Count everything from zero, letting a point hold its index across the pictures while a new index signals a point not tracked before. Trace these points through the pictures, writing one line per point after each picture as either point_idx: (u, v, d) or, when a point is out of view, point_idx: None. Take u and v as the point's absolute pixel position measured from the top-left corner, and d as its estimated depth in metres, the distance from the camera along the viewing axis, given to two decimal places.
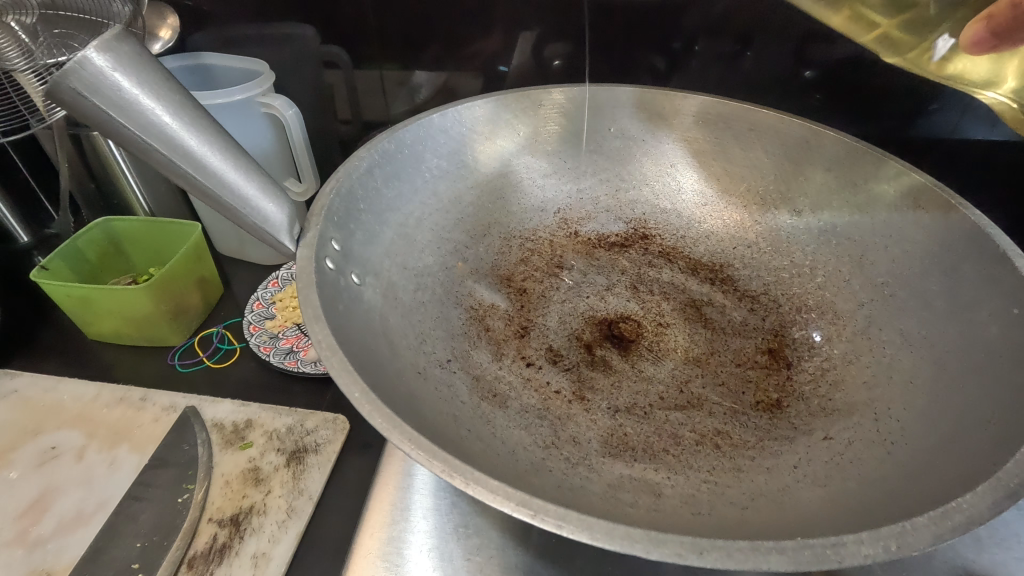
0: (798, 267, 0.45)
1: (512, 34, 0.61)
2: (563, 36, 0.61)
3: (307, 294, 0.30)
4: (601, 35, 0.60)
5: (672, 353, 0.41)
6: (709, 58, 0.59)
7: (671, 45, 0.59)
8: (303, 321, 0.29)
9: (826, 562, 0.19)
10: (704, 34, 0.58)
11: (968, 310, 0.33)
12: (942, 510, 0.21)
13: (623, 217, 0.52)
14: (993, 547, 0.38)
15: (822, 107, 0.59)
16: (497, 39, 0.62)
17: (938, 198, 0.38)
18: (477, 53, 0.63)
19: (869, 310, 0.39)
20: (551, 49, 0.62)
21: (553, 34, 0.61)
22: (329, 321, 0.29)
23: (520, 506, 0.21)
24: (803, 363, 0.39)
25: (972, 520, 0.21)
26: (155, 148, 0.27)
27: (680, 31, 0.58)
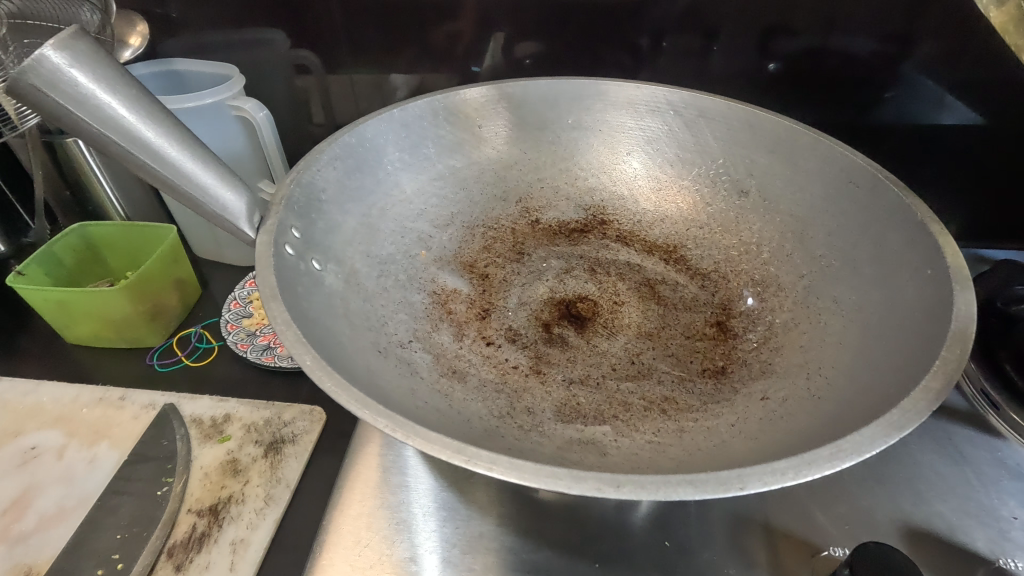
0: (746, 244, 0.47)
1: (480, 34, 0.63)
2: (532, 35, 0.63)
3: (265, 276, 0.32)
4: (568, 32, 0.62)
5: (626, 329, 0.43)
6: (673, 53, 0.61)
7: (634, 41, 0.61)
8: (260, 299, 0.31)
9: (728, 486, 0.22)
10: (668, 30, 0.60)
11: (892, 275, 0.36)
12: (837, 446, 0.24)
13: (583, 204, 0.54)
14: (930, 502, 0.41)
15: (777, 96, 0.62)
16: (464, 38, 0.64)
17: (867, 173, 0.41)
18: (446, 52, 0.65)
19: (807, 281, 0.42)
20: (519, 47, 0.64)
21: (520, 33, 0.63)
22: (285, 300, 0.32)
23: (454, 454, 0.24)
24: (747, 333, 0.41)
25: (853, 451, 0.24)
26: (114, 141, 0.29)
27: (642, 27, 0.60)
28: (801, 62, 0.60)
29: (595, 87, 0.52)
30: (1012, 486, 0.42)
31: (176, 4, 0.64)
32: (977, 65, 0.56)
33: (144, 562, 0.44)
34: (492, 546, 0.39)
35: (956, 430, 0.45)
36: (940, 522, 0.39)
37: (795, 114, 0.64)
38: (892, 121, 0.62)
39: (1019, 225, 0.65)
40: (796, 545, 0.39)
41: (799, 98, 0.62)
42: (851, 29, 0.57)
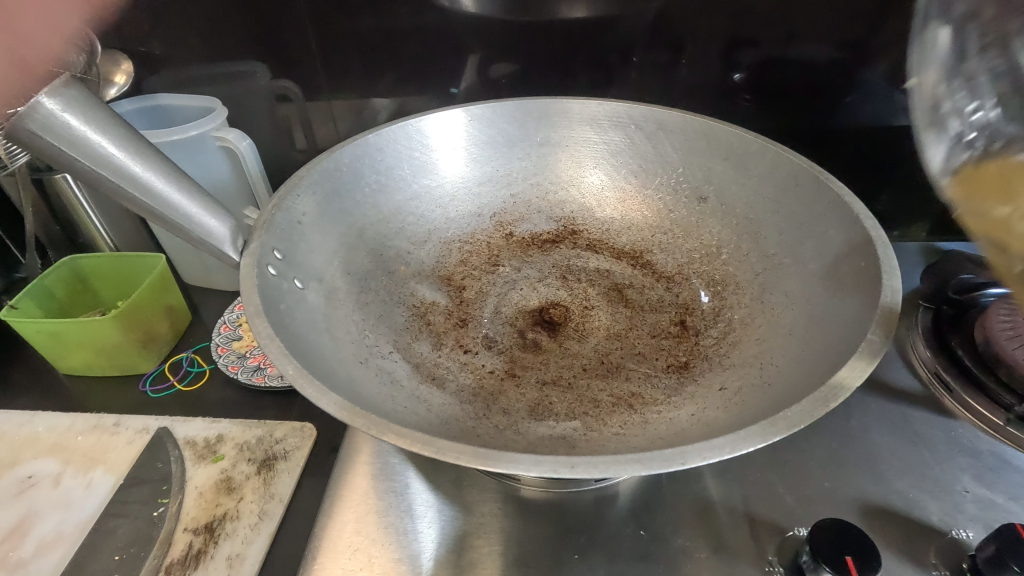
0: (707, 247, 0.50)
1: (457, 58, 0.67)
2: (506, 57, 0.66)
3: (250, 294, 0.35)
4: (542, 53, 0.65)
5: (596, 331, 0.46)
6: (642, 70, 0.65)
7: (602, 59, 0.65)
8: (246, 316, 0.33)
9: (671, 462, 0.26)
10: (636, 47, 0.64)
11: (834, 269, 0.39)
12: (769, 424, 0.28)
13: (554, 216, 0.56)
14: (889, 481, 0.43)
15: (750, 109, 0.66)
16: (443, 64, 0.67)
17: (811, 176, 0.44)
18: (426, 77, 0.68)
19: (762, 278, 0.44)
20: (494, 69, 0.67)
21: (495, 56, 0.66)
22: (270, 316, 0.34)
23: (426, 446, 0.27)
24: (708, 330, 0.44)
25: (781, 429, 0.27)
26: (103, 175, 0.32)
27: (612, 46, 0.64)
28: (760, 73, 0.64)
29: (559, 106, 0.55)
30: (965, 461, 0.44)
31: (161, 41, 0.67)
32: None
33: None
34: (478, 543, 0.42)
35: (913, 411, 0.48)
36: (899, 499, 0.42)
37: (757, 122, 0.67)
38: (848, 124, 0.66)
39: None
40: (766, 528, 0.41)
41: (758, 106, 0.66)
42: (804, 42, 0.61)
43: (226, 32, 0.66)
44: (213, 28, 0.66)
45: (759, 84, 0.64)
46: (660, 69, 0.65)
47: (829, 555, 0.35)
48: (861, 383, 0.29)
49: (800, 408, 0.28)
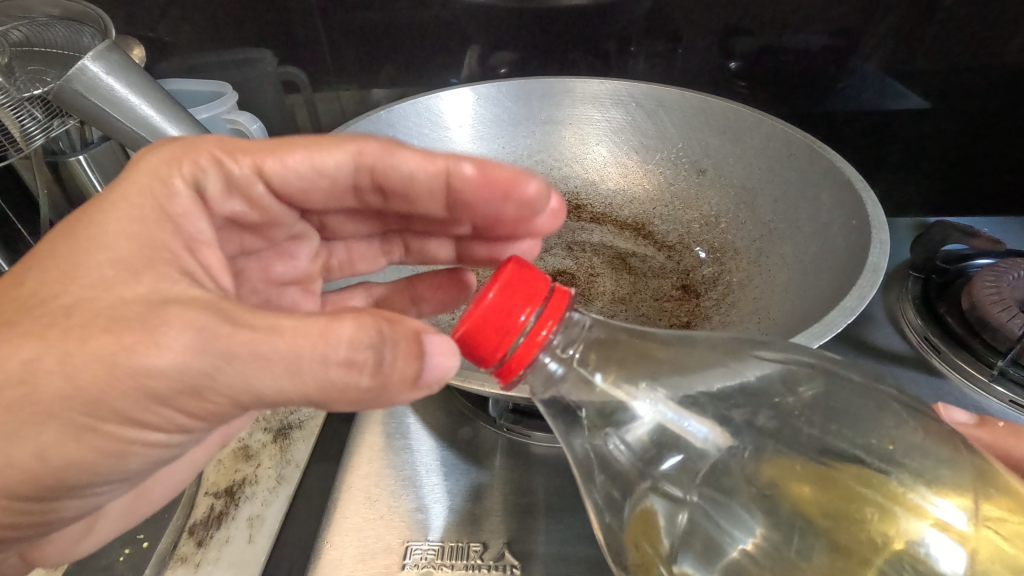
0: (706, 218, 0.52)
1: (458, 47, 0.69)
2: (506, 45, 0.68)
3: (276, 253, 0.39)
4: (543, 41, 0.67)
5: (602, 295, 0.48)
6: (641, 57, 0.67)
7: (601, 47, 0.67)
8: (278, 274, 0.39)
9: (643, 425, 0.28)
10: (634, 36, 0.66)
11: (826, 229, 0.41)
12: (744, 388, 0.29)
13: (558, 192, 0.59)
14: None
15: (744, 95, 0.68)
16: (444, 54, 0.69)
17: (805, 146, 0.46)
18: (428, 66, 0.70)
19: (758, 244, 0.47)
20: (495, 58, 0.69)
21: (495, 46, 0.68)
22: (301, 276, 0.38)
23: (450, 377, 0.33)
24: (708, 293, 0.46)
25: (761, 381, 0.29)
26: (141, 136, 0.34)
27: (610, 34, 0.66)
28: (755, 59, 0.66)
29: (563, 86, 0.58)
30: None
31: (169, 27, 0.68)
32: (914, 53, 0.63)
33: (166, 541, 0.42)
34: (491, 495, 0.44)
35: (902, 372, 0.51)
36: None
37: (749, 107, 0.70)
38: (840, 108, 0.68)
39: (950, 193, 0.72)
40: None
41: (751, 92, 0.68)
42: (797, 29, 0.63)
43: (235, 20, 0.68)
44: (223, 15, 0.68)
45: (752, 71, 0.67)
46: (656, 57, 0.67)
47: None
48: (845, 323, 0.31)
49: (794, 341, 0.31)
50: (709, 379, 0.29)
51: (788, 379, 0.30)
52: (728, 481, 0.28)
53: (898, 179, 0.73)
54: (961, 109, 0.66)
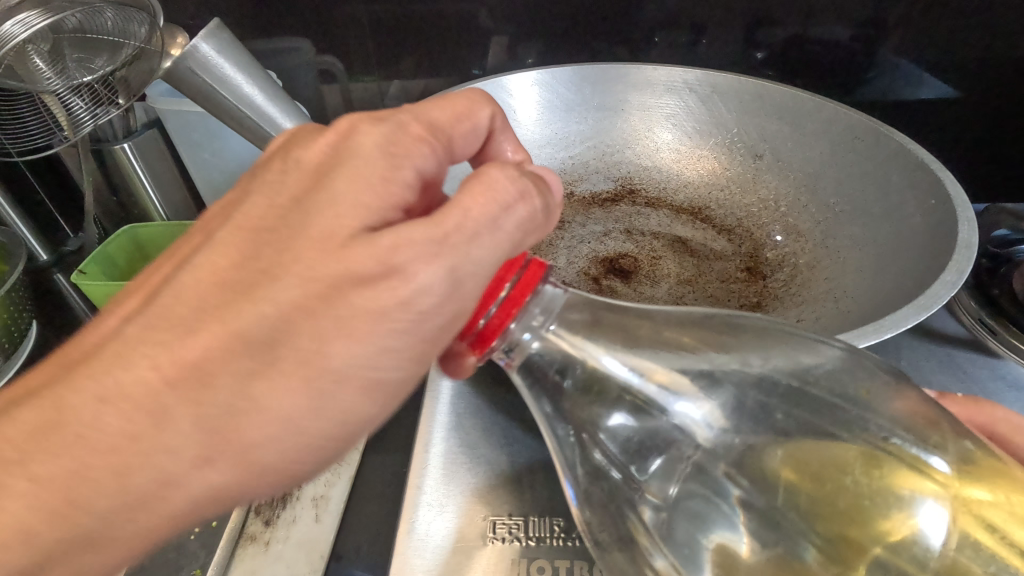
0: (765, 201, 0.53)
1: (487, 39, 0.69)
2: (535, 36, 0.68)
3: None
4: (576, 30, 0.67)
5: (667, 278, 0.49)
6: (666, 47, 0.67)
7: (629, 37, 0.68)
8: None
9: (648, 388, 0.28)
10: (660, 27, 0.66)
11: (902, 209, 0.42)
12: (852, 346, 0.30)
13: (611, 176, 0.59)
14: None
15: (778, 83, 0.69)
16: (473, 45, 0.69)
17: (871, 127, 0.47)
18: (458, 57, 0.71)
19: (824, 225, 0.47)
20: (524, 48, 0.69)
21: (526, 36, 0.68)
22: None
23: None
24: (775, 274, 0.47)
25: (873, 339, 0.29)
26: (245, 112, 0.34)
27: (643, 23, 0.66)
28: (785, 51, 0.66)
29: (617, 71, 0.58)
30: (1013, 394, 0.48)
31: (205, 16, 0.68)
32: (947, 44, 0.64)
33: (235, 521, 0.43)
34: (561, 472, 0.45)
35: (960, 352, 0.52)
36: None
37: None
38: (869, 99, 0.69)
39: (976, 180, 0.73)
40: None
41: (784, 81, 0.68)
42: (824, 22, 0.63)
43: (273, 10, 0.68)
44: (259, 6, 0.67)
45: (784, 59, 0.67)
46: (685, 48, 0.68)
47: None
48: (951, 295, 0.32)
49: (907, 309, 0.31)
50: (801, 342, 0.30)
51: (855, 370, 0.30)
52: (756, 458, 0.28)
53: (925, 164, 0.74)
54: (992, 98, 0.66)
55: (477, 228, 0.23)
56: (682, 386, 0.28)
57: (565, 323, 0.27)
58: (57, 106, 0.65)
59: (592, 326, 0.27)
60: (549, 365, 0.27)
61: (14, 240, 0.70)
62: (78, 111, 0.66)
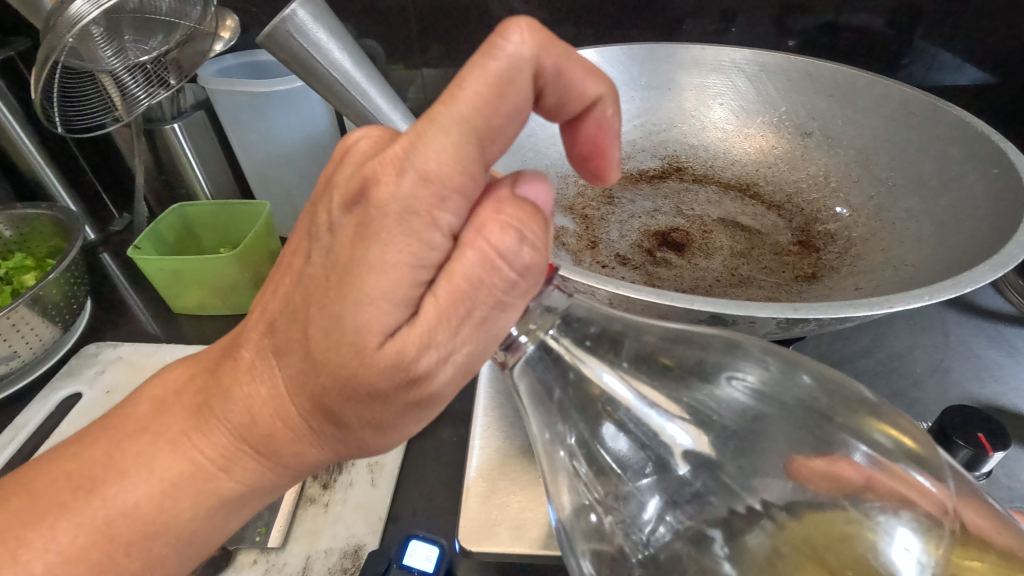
0: (814, 177, 0.53)
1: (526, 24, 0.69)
2: (575, 21, 0.69)
3: None
4: (617, 13, 0.68)
5: (720, 250, 0.49)
6: (695, 34, 0.68)
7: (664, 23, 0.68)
8: None
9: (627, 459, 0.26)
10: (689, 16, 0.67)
11: (961, 180, 0.42)
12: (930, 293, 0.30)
13: (658, 155, 0.60)
14: (989, 384, 0.47)
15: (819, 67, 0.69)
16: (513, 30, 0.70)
17: (926, 102, 0.47)
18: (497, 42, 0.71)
19: (877, 199, 0.48)
20: (564, 33, 0.70)
21: (566, 20, 0.69)
22: None
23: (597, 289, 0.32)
24: (829, 247, 0.48)
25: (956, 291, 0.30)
26: (333, 79, 0.36)
27: (684, 6, 0.66)
28: (817, 36, 0.66)
29: (665, 51, 0.58)
30: None
31: None
32: None
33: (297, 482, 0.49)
34: None
35: (1007, 328, 0.52)
36: (1005, 398, 0.46)
37: None
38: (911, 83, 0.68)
39: None
40: None
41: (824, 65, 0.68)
42: (859, 11, 0.64)
43: None
44: None
45: (826, 43, 0.67)
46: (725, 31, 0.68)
47: (961, 433, 0.39)
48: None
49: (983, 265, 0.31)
50: (899, 298, 0.30)
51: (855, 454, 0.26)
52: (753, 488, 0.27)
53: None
54: None
55: (519, 274, 0.22)
56: (690, 429, 0.25)
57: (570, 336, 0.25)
58: (112, 85, 0.66)
59: (598, 348, 0.25)
60: (550, 382, 0.25)
61: (72, 218, 0.70)
62: (132, 90, 0.67)
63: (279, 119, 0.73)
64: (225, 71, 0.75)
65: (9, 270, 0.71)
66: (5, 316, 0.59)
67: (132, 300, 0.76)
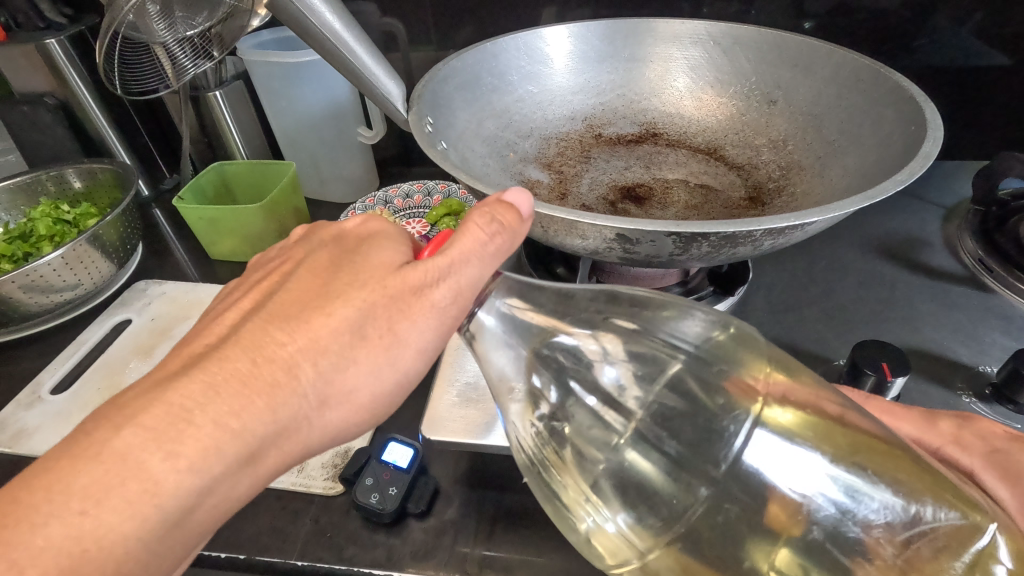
0: (775, 141, 0.58)
1: (535, 4, 0.75)
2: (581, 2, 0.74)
3: (419, 127, 0.46)
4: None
5: (676, 204, 0.55)
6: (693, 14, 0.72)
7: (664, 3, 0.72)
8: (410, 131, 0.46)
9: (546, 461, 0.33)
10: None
11: (889, 138, 0.46)
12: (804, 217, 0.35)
13: (637, 122, 0.65)
14: (924, 332, 0.51)
15: None
16: (522, 11, 0.76)
17: (873, 70, 0.51)
18: (508, 21, 0.77)
19: (822, 160, 0.52)
20: (571, 13, 0.75)
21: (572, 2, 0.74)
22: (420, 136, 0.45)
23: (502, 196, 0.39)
24: (773, 202, 0.52)
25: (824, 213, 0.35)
26: (326, 39, 0.44)
27: None
28: (831, 19, 0.69)
29: (647, 25, 0.63)
30: (996, 322, 0.51)
31: None
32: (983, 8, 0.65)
33: None
34: None
35: (954, 287, 0.55)
36: (933, 345, 0.50)
37: None
38: (902, 64, 0.71)
39: (1013, 145, 0.74)
40: (813, 359, 0.49)
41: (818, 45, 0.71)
42: None
43: None
44: None
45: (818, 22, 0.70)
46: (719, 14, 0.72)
47: (868, 363, 0.43)
48: (903, 184, 0.36)
49: (858, 197, 0.36)
50: (771, 220, 0.35)
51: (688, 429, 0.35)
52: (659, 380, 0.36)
53: (952, 129, 0.76)
54: None
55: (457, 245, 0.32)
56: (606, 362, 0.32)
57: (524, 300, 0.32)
58: (164, 56, 0.75)
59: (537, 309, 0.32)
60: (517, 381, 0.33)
61: (128, 172, 0.81)
62: (182, 61, 0.77)
63: (306, 88, 0.81)
64: (261, 45, 0.85)
65: (74, 216, 0.80)
66: (71, 248, 0.70)
67: (175, 246, 0.87)
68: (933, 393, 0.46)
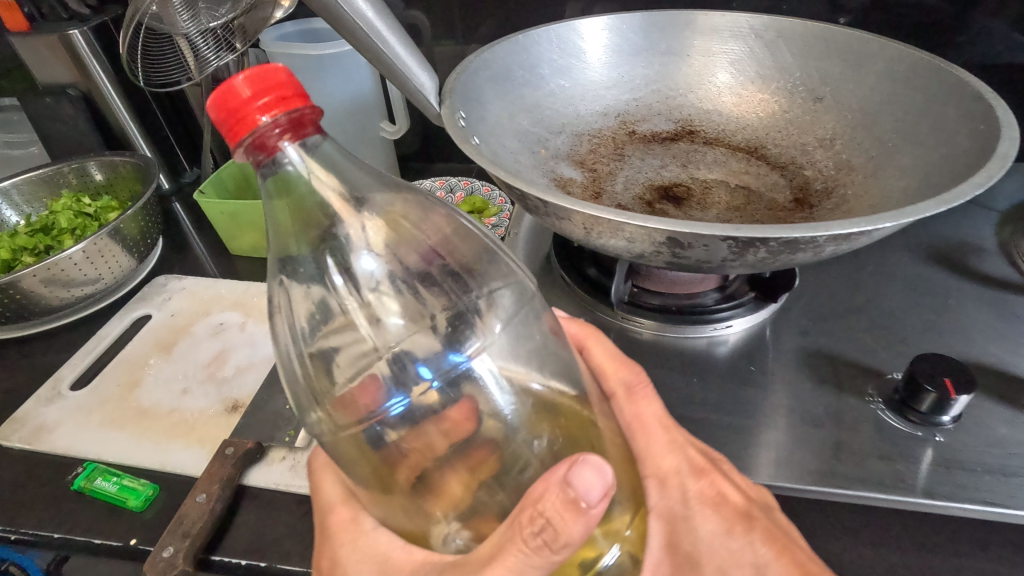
0: (821, 140, 0.55)
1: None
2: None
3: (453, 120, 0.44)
4: None
5: (717, 205, 0.52)
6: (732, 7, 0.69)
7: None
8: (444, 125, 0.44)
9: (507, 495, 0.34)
10: None
11: (952, 135, 0.43)
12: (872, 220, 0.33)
13: (673, 118, 0.63)
14: (982, 344, 0.48)
15: None
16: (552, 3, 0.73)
17: (932, 64, 0.48)
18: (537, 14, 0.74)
19: (875, 159, 0.49)
20: (603, 6, 0.72)
21: None
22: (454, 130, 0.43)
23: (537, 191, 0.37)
24: (822, 204, 0.50)
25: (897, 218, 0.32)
26: (358, 27, 0.42)
27: None
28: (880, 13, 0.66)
29: (684, 17, 0.60)
30: None
31: None
32: None
33: None
34: None
35: (1011, 296, 0.52)
36: (992, 358, 0.47)
37: None
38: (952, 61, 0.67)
39: None
40: (863, 372, 0.46)
41: None
42: None
43: None
44: None
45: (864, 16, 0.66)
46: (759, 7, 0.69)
47: (928, 378, 0.40)
48: (979, 187, 0.33)
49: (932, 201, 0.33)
50: (838, 224, 0.32)
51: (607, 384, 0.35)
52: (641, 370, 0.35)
53: None
54: None
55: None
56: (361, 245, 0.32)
57: (321, 165, 0.30)
58: (186, 46, 0.74)
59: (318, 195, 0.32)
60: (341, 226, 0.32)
61: (149, 165, 0.80)
62: (204, 52, 0.75)
63: (329, 81, 0.80)
64: (284, 37, 0.84)
65: (96, 209, 0.79)
66: (92, 242, 0.69)
67: (195, 241, 0.86)
68: (995, 410, 0.43)
